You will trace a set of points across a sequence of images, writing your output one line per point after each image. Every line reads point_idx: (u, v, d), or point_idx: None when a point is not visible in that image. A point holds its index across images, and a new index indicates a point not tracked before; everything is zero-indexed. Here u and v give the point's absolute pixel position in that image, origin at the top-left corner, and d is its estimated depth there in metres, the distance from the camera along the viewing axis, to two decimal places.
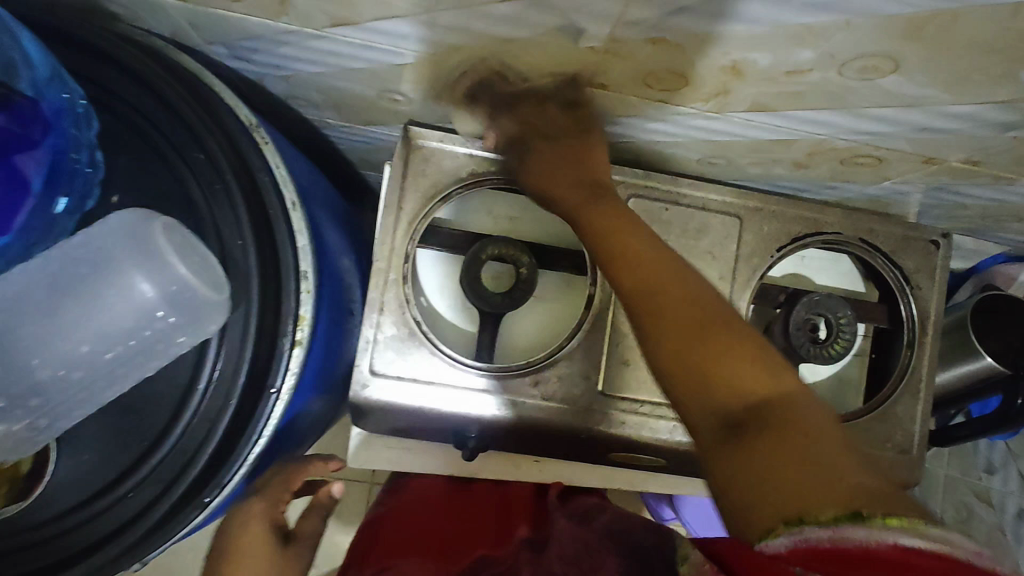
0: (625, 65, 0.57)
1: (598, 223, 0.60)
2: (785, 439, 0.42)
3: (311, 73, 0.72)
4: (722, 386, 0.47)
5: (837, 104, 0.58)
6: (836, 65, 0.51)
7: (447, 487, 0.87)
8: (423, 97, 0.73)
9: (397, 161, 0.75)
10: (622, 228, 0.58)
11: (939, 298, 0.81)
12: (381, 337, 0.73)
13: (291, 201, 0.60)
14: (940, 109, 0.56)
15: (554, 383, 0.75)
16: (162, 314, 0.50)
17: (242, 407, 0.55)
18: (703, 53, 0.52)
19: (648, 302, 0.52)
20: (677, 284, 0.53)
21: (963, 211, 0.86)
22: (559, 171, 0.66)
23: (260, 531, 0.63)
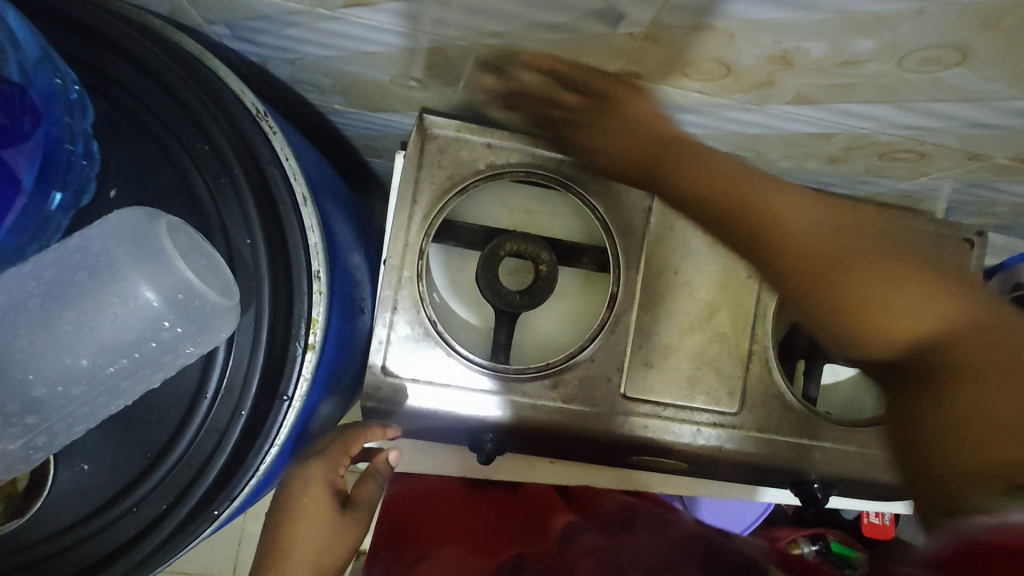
0: (664, 52, 0.53)
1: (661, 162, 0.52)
2: (941, 390, 0.40)
3: (319, 56, 0.68)
4: (869, 327, 0.41)
5: (889, 97, 0.54)
6: (896, 56, 0.47)
7: (464, 485, 0.86)
8: (440, 84, 0.69)
9: (410, 151, 0.70)
10: (669, 158, 0.51)
11: None
12: (394, 337, 0.69)
13: (303, 195, 0.56)
14: (1000, 105, 0.52)
15: (575, 385, 0.72)
16: (169, 323, 0.48)
17: (253, 415, 0.52)
18: (754, 41, 0.48)
19: (778, 245, 0.45)
20: (777, 214, 0.45)
21: (996, 208, 0.83)
22: (615, 134, 0.56)
23: (324, 493, 0.61)
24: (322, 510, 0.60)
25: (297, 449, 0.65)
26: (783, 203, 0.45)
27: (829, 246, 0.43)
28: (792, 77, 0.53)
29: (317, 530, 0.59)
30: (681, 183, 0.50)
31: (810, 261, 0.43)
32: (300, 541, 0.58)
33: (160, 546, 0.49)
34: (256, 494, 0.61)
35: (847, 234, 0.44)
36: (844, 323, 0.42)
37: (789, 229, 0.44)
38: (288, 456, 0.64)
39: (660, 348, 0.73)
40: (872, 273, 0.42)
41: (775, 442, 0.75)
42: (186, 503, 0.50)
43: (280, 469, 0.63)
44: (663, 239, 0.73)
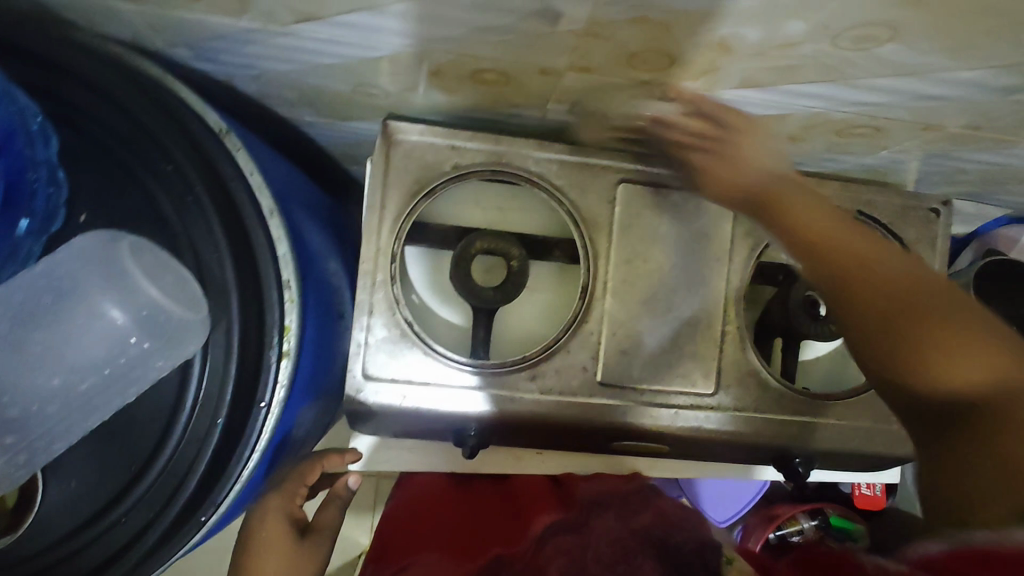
0: (608, 46, 0.54)
1: (808, 223, 0.57)
2: (974, 427, 0.46)
3: (282, 71, 0.69)
4: (934, 369, 0.48)
5: (833, 76, 0.55)
6: (831, 36, 0.48)
7: (453, 482, 0.89)
8: (402, 90, 0.70)
9: (377, 158, 0.72)
10: (784, 204, 0.59)
11: (941, 267, 0.80)
12: (372, 340, 0.71)
13: (269, 208, 0.57)
14: (940, 76, 0.53)
15: (552, 376, 0.74)
16: (136, 339, 0.52)
17: (230, 423, 0.53)
18: (691, 30, 0.50)
19: (881, 308, 0.51)
20: (868, 271, 0.53)
21: (963, 176, 0.83)
22: (722, 172, 0.63)
23: (281, 522, 0.72)
24: (280, 541, 0.70)
25: (282, 454, 0.67)
26: (846, 238, 0.55)
27: (895, 294, 0.51)
28: (734, 63, 0.54)
29: (276, 551, 0.69)
30: (792, 229, 0.58)
31: (882, 302, 0.51)
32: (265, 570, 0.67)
33: (149, 554, 0.51)
34: (243, 499, 0.63)
35: (917, 288, 0.51)
36: (908, 375, 0.50)
37: (873, 274, 0.53)
38: (276, 460, 0.67)
39: (634, 335, 0.75)
40: (948, 332, 0.49)
41: (754, 420, 0.77)
42: (171, 513, 0.52)
43: (266, 474, 0.66)
44: (631, 227, 0.75)
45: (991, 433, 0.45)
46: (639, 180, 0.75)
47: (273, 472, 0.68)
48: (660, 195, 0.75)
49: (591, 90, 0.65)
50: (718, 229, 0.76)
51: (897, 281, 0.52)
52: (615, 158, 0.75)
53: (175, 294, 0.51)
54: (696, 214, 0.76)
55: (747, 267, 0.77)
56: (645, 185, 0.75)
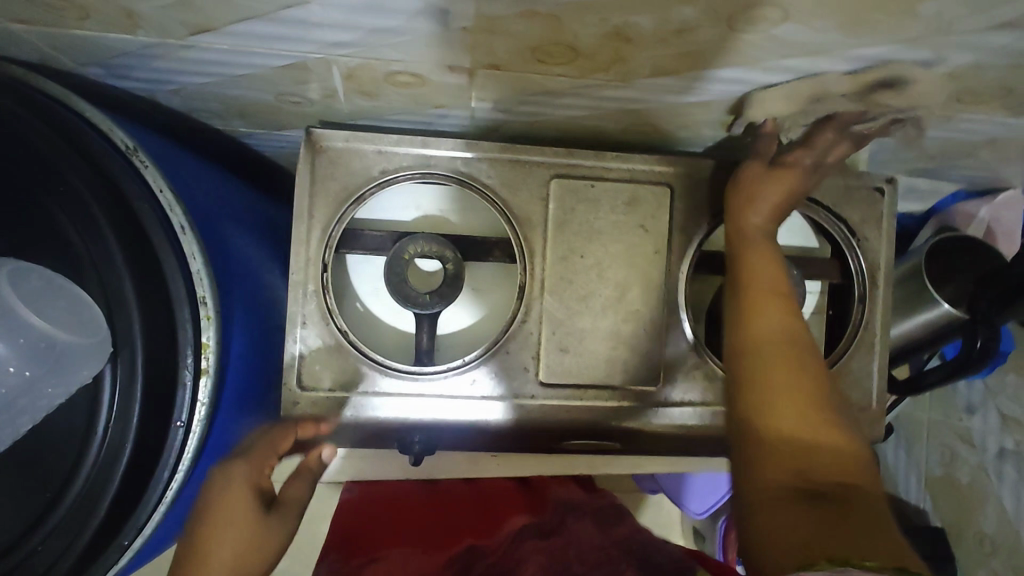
0: (507, 42, 0.53)
1: (754, 274, 0.60)
2: (839, 504, 0.44)
3: (200, 84, 0.68)
4: (798, 457, 0.47)
5: (740, 59, 0.54)
6: (723, 19, 0.47)
7: (428, 490, 0.87)
8: (324, 97, 0.69)
9: (302, 166, 0.71)
10: (759, 263, 0.61)
11: (888, 247, 0.78)
12: (307, 352, 0.70)
13: (181, 224, 0.56)
14: (848, 54, 0.52)
15: (493, 377, 0.73)
16: (15, 369, 0.55)
17: (143, 444, 0.53)
18: (582, 22, 0.48)
19: (774, 373, 0.52)
20: (812, 386, 0.52)
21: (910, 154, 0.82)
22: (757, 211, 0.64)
23: (244, 494, 0.60)
24: (243, 513, 0.59)
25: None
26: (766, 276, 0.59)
27: (807, 389, 0.52)
28: (634, 52, 0.53)
29: (237, 526, 0.58)
30: (749, 329, 0.56)
31: (753, 350, 0.55)
32: (217, 544, 0.57)
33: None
34: (176, 519, 0.63)
35: (830, 415, 0.50)
36: (765, 438, 0.50)
37: (748, 325, 0.56)
38: None
39: (574, 331, 0.73)
40: (817, 420, 0.50)
41: (703, 413, 0.75)
42: (84, 537, 0.51)
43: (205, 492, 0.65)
44: (566, 224, 0.74)
45: (845, 507, 0.44)
46: (571, 175, 0.74)
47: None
48: (595, 189, 0.74)
49: (509, 88, 0.64)
50: (656, 220, 0.75)
51: (775, 339, 0.55)
52: (547, 153, 0.74)
53: (71, 324, 0.55)
54: (632, 206, 0.74)
55: (687, 257, 0.75)
56: (578, 179, 0.74)
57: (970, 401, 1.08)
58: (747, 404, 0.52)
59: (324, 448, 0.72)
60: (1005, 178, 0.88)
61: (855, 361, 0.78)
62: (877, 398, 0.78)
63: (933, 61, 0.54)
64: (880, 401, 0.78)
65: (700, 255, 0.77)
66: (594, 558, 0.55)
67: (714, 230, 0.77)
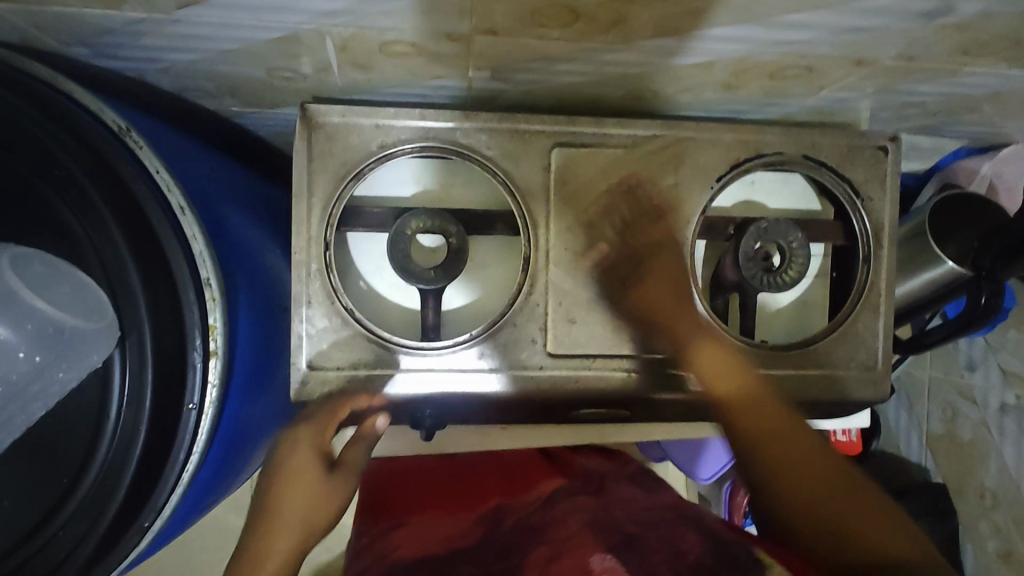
0: (505, 5, 0.51)
1: (710, 369, 0.66)
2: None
3: (189, 62, 0.67)
4: (853, 544, 0.55)
5: (743, 15, 0.53)
6: None
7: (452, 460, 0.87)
8: (317, 71, 0.68)
9: (299, 143, 0.69)
10: (706, 355, 0.67)
11: (892, 206, 0.78)
12: (314, 331, 0.70)
13: (179, 205, 0.56)
14: (852, 5, 0.51)
15: (500, 351, 0.73)
16: (26, 354, 0.53)
17: (157, 427, 0.53)
18: None
19: (790, 475, 0.58)
20: (818, 462, 0.59)
21: (915, 111, 0.80)
22: (661, 296, 0.70)
23: (308, 458, 0.64)
24: (310, 475, 0.63)
25: (234, 455, 0.66)
26: (724, 371, 0.65)
27: (819, 471, 0.58)
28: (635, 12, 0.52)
29: (304, 490, 0.62)
30: (739, 429, 0.62)
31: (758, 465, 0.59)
32: (287, 509, 0.61)
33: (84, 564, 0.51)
34: (192, 503, 0.63)
35: (839, 479, 0.58)
36: (816, 534, 0.56)
37: (729, 413, 0.63)
38: (232, 459, 0.66)
39: (580, 302, 0.73)
40: (844, 492, 0.57)
41: None
42: (103, 521, 0.51)
43: (220, 476, 0.66)
44: (569, 194, 0.73)
45: None
46: (572, 143, 0.73)
47: (228, 474, 0.68)
48: (596, 156, 0.73)
49: (508, 55, 0.63)
50: (659, 186, 0.74)
51: (782, 441, 0.60)
52: (547, 122, 0.73)
53: (75, 307, 0.53)
54: (635, 173, 0.74)
55: (692, 222, 0.75)
56: (579, 147, 0.73)
57: (971, 356, 1.07)
58: (783, 508, 0.58)
59: (379, 416, 0.68)
60: (1007, 132, 0.87)
61: (861, 321, 0.78)
62: (883, 357, 0.78)
63: (939, 11, 0.53)
64: (886, 360, 0.78)
65: (703, 220, 0.77)
66: (645, 525, 0.60)
67: (718, 194, 0.76)
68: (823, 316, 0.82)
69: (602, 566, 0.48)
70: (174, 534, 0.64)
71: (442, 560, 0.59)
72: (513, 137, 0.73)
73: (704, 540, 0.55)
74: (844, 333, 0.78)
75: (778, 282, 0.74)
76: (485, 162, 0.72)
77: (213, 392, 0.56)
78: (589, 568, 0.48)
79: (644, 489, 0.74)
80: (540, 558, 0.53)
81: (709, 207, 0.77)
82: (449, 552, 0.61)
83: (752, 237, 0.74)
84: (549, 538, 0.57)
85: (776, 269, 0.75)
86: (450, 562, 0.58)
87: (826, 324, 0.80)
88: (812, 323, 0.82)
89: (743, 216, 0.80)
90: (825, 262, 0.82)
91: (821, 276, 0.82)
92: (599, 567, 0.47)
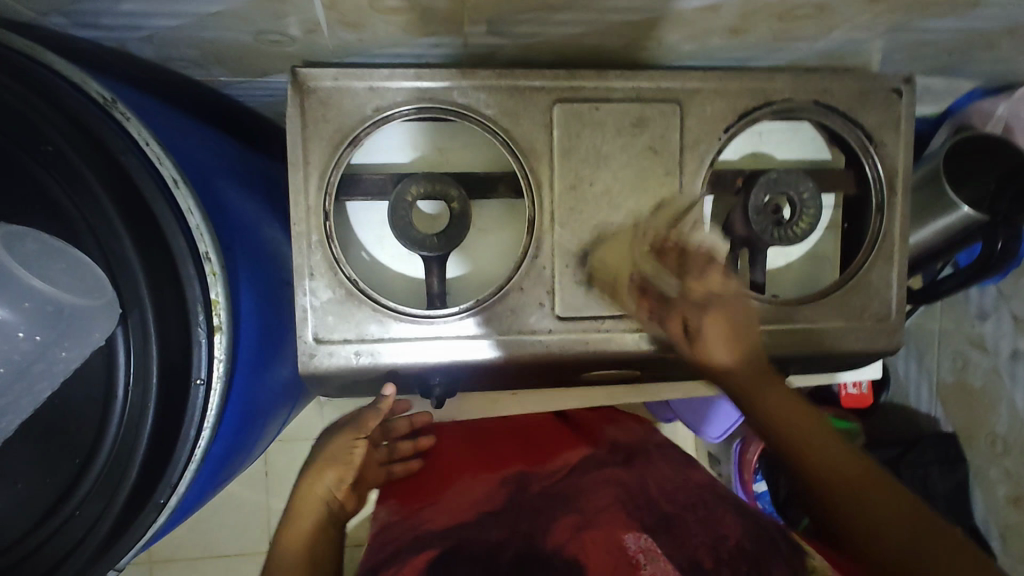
0: None
1: (780, 411, 0.56)
2: None
3: (173, 29, 0.64)
4: None
5: None
6: None
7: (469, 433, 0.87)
8: (306, 33, 0.65)
9: (291, 110, 0.67)
10: (756, 386, 0.58)
11: (906, 151, 0.75)
12: (318, 303, 0.69)
13: (172, 178, 0.54)
14: None
15: (507, 316, 0.72)
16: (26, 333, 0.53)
17: (165, 404, 0.52)
18: None
19: (844, 517, 0.50)
20: (878, 498, 0.50)
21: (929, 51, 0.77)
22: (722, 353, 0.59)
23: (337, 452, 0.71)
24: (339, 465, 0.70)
25: (246, 431, 0.66)
26: (762, 386, 0.58)
27: (871, 493, 0.50)
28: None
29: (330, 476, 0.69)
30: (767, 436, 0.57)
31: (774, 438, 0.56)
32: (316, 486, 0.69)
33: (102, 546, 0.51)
34: (208, 480, 0.64)
35: (907, 531, 0.47)
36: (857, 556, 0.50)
37: (771, 431, 0.56)
38: (244, 434, 0.66)
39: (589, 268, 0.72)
40: (895, 524, 0.48)
41: None
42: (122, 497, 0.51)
43: (233, 453, 0.66)
44: (572, 151, 0.71)
45: None
46: (573, 98, 0.71)
47: (242, 450, 0.68)
48: (598, 112, 0.71)
49: (504, 6, 0.60)
50: (665, 140, 0.72)
51: (772, 409, 0.56)
52: (547, 78, 0.70)
53: (71, 285, 0.52)
54: (639, 127, 0.71)
55: (699, 176, 0.73)
56: (581, 102, 0.70)
57: (983, 305, 1.05)
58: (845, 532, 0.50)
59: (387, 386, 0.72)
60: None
61: (874, 272, 0.76)
62: (896, 306, 0.77)
63: None
64: (900, 310, 0.77)
65: (710, 174, 0.74)
66: (681, 499, 0.65)
67: (725, 146, 0.74)
68: (834, 268, 0.81)
69: (637, 546, 0.55)
70: (193, 510, 0.65)
71: (462, 536, 0.61)
72: (512, 94, 0.70)
73: (746, 538, 0.57)
74: (857, 284, 0.76)
75: (788, 235, 0.73)
76: (482, 120, 0.70)
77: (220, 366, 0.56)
78: (626, 547, 0.55)
79: (676, 469, 0.73)
80: (565, 528, 0.60)
81: (717, 160, 0.75)
82: (479, 517, 0.65)
83: (760, 189, 0.72)
84: (577, 507, 0.63)
85: (787, 221, 0.73)
86: (484, 521, 0.64)
87: (838, 276, 0.79)
88: (824, 275, 0.81)
89: (751, 168, 0.77)
90: (836, 212, 0.80)
91: (832, 228, 0.80)
92: (635, 549, 0.55)
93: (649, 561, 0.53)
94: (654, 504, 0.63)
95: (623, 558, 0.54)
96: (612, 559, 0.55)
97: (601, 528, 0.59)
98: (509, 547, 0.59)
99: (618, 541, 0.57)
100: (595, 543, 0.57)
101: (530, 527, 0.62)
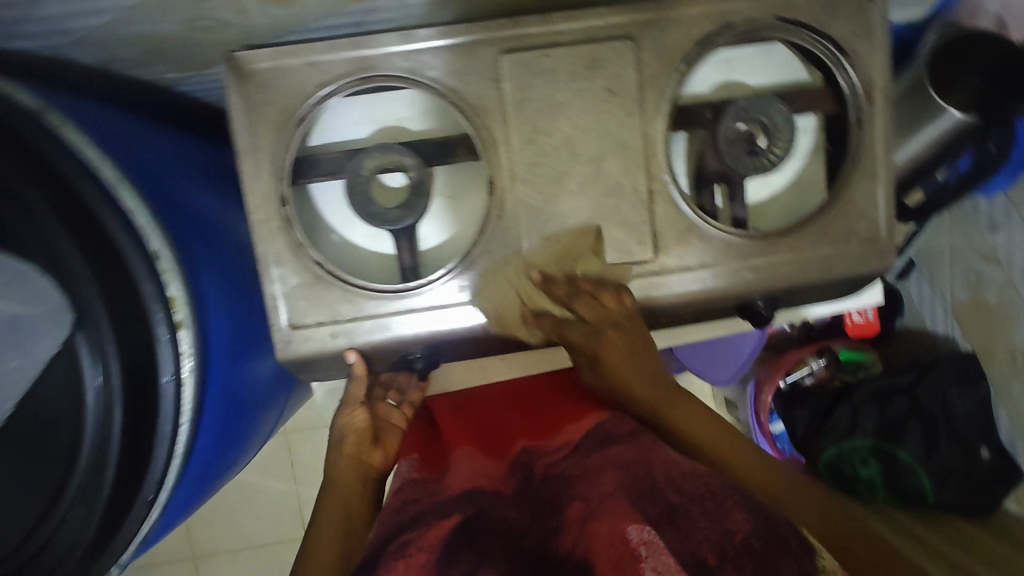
0: None
1: (648, 390, 0.67)
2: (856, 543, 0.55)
3: (101, 29, 0.63)
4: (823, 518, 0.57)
5: None
6: None
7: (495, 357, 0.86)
8: (235, 15, 0.63)
9: (234, 97, 0.66)
10: (646, 354, 0.69)
11: (882, 58, 0.70)
12: (288, 290, 0.69)
13: (114, 179, 0.55)
14: None
15: (478, 281, 0.70)
16: None
17: (133, 403, 0.53)
18: None
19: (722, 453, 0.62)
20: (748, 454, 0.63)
21: None
22: (621, 354, 0.68)
23: (354, 425, 0.75)
24: (357, 443, 0.74)
25: (232, 427, 0.69)
26: (650, 374, 0.68)
27: (742, 453, 0.63)
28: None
29: (348, 449, 0.74)
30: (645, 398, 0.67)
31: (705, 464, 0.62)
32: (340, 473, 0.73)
33: (90, 551, 0.53)
34: (196, 479, 0.66)
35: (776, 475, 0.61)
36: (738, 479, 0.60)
37: (649, 401, 0.67)
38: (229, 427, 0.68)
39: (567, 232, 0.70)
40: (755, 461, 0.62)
41: (705, 275, 0.72)
42: (111, 513, 0.53)
43: (220, 453, 0.69)
44: (525, 103, 0.68)
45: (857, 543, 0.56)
46: (520, 47, 0.68)
47: (231, 445, 0.71)
48: (547, 58, 0.68)
49: None
50: (621, 79, 0.69)
51: (682, 424, 0.65)
52: (490, 29, 0.67)
53: (24, 298, 0.52)
54: (592, 69, 0.68)
55: (661, 113, 0.69)
56: (529, 50, 0.68)
57: (993, 215, 1.01)
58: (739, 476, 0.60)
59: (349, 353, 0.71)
60: None
61: (859, 192, 0.72)
62: (886, 226, 0.73)
63: None
64: (890, 229, 0.73)
65: (675, 109, 0.71)
66: (686, 490, 0.50)
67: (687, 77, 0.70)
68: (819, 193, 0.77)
69: (640, 538, 0.44)
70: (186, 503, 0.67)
71: (478, 493, 0.57)
72: (456, 50, 0.68)
73: (752, 525, 0.46)
74: (840, 206, 0.72)
75: (761, 164, 0.69)
76: (430, 83, 0.68)
77: (188, 383, 0.57)
78: (626, 537, 0.45)
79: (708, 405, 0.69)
80: (575, 518, 0.50)
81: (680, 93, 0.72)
82: (491, 493, 0.57)
83: (728, 119, 0.69)
84: (584, 492, 0.52)
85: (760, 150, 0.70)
86: (489, 496, 0.57)
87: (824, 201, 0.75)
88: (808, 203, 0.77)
89: (720, 98, 0.74)
90: (815, 134, 0.76)
91: (812, 151, 0.77)
92: (638, 541, 0.44)
93: (652, 556, 0.43)
94: (658, 488, 0.50)
95: (620, 563, 0.43)
96: (613, 553, 0.45)
97: (596, 535, 0.47)
98: (528, 535, 0.51)
99: (587, 501, 0.51)
100: (601, 535, 0.47)
101: (540, 519, 0.53)
